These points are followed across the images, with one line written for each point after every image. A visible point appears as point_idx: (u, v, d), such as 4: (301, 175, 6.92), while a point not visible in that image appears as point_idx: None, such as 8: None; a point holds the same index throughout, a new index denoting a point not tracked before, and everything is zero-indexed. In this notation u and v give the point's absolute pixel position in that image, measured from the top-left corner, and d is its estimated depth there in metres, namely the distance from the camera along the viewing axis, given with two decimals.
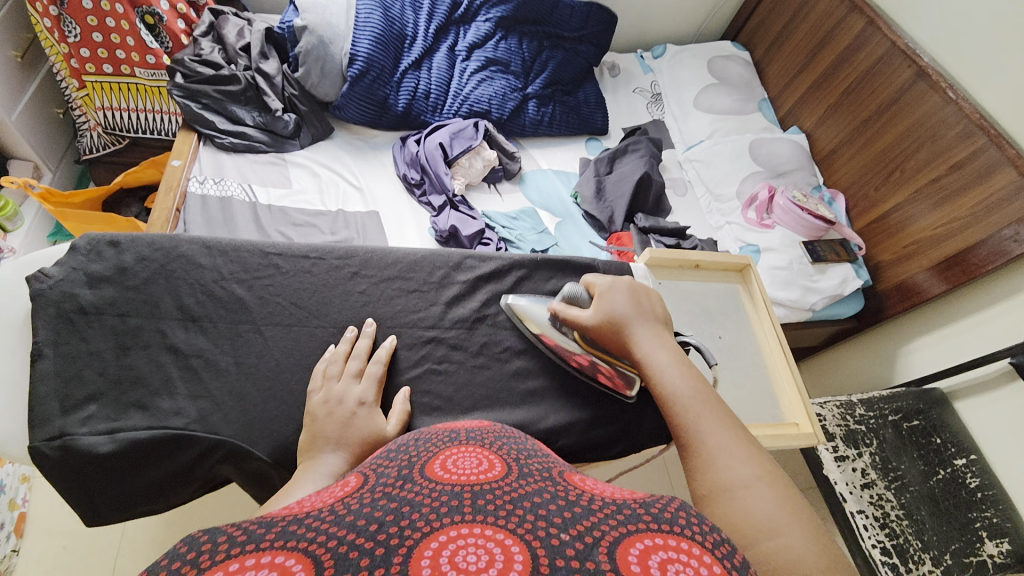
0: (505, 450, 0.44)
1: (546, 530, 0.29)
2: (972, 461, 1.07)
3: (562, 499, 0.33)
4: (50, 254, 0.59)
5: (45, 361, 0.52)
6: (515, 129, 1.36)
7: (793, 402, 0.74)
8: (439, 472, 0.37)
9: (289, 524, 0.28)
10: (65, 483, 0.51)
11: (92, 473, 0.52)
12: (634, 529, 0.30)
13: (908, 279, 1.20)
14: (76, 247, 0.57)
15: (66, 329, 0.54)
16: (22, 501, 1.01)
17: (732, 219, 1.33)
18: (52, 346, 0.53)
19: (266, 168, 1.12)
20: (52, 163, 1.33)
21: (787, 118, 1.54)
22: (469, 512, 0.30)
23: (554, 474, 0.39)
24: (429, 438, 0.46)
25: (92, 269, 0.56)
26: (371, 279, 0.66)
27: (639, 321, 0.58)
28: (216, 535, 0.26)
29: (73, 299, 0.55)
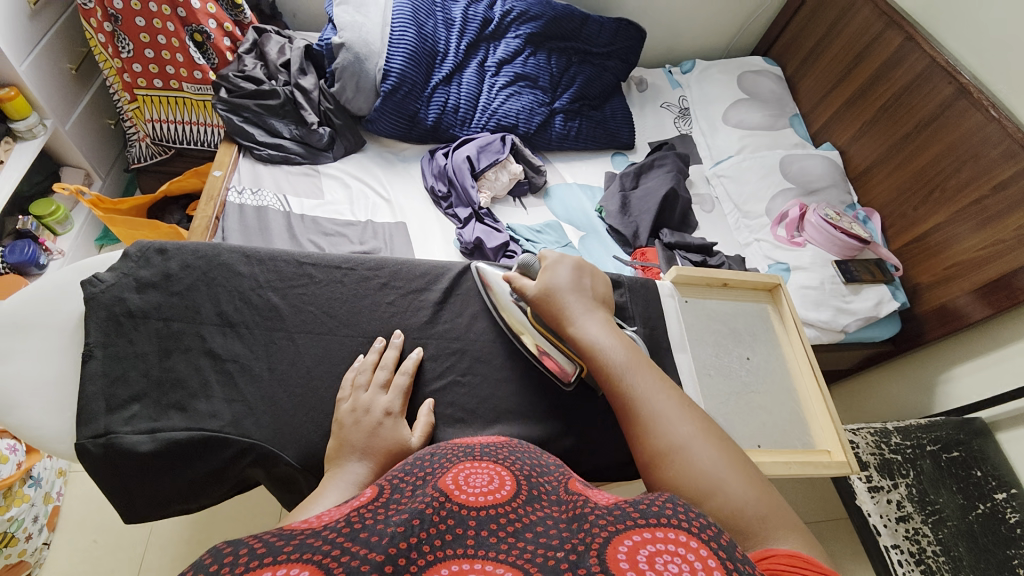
0: (518, 467, 0.44)
1: (544, 558, 0.29)
2: (1013, 495, 1.01)
3: (564, 523, 0.33)
4: (103, 260, 0.62)
5: (94, 361, 0.56)
6: (541, 142, 1.38)
7: (824, 428, 0.72)
8: (450, 486, 0.37)
9: (307, 536, 0.29)
10: (106, 479, 0.54)
11: (131, 471, 0.54)
12: (624, 527, 0.30)
13: (949, 303, 1.15)
14: (128, 254, 0.60)
15: (114, 332, 0.57)
16: (57, 494, 1.06)
17: (760, 236, 1.30)
18: (101, 347, 0.56)
19: (301, 179, 1.16)
20: (102, 171, 1.41)
21: (819, 134, 1.51)
22: (472, 544, 0.30)
23: (561, 493, 0.39)
24: (445, 452, 0.46)
25: (142, 275, 0.59)
26: (400, 291, 0.67)
27: (574, 296, 0.59)
28: (239, 547, 0.27)
29: (122, 303, 0.58)
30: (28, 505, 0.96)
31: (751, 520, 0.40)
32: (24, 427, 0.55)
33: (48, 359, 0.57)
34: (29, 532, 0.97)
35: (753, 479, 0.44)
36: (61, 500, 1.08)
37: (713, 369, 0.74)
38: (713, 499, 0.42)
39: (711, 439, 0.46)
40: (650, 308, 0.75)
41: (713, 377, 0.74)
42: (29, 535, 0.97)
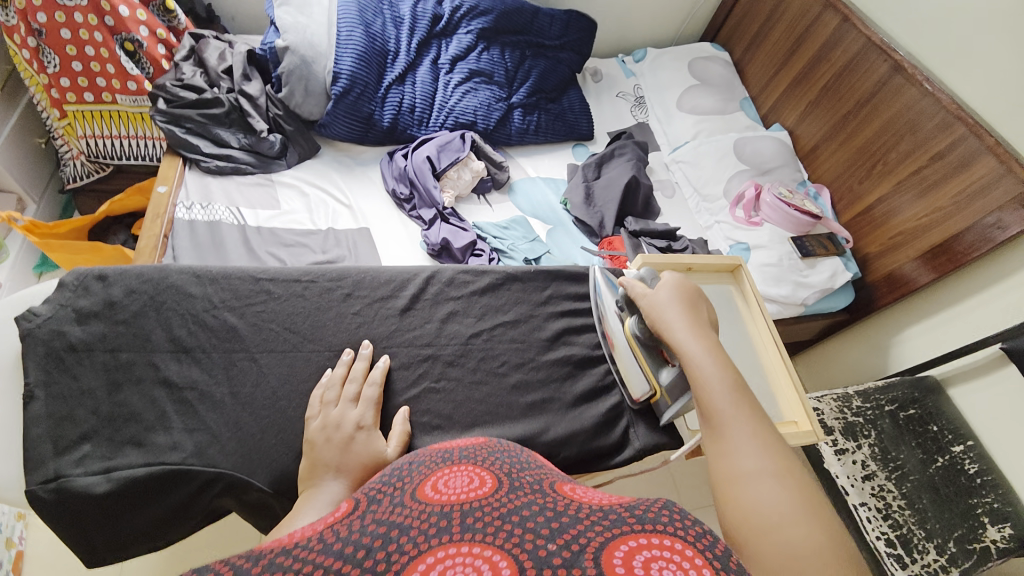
0: (498, 465, 0.43)
1: (533, 543, 0.29)
2: (969, 447, 1.07)
3: (551, 509, 0.33)
4: (38, 291, 0.58)
5: (38, 402, 0.52)
6: (501, 138, 1.37)
7: (791, 401, 0.75)
8: (430, 493, 0.36)
9: (277, 556, 0.28)
10: (61, 524, 0.50)
11: (90, 515, 0.51)
12: (618, 532, 0.30)
13: (897, 270, 1.22)
14: (65, 283, 0.56)
15: (56, 368, 0.53)
16: (19, 539, 1.00)
17: (720, 218, 1.34)
18: (43, 386, 0.53)
19: (254, 189, 1.11)
20: (37, 193, 1.32)
21: (768, 116, 1.57)
22: (457, 532, 0.30)
23: (544, 484, 0.39)
24: (423, 459, 0.45)
25: (81, 305, 0.56)
26: (365, 300, 0.65)
27: (683, 318, 0.58)
28: (206, 572, 0.25)
29: (62, 337, 0.54)
30: None
31: (778, 527, 0.39)
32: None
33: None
34: None
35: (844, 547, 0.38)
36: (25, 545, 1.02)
37: None
38: (765, 537, 0.39)
39: (786, 480, 0.43)
40: None
41: None
42: None
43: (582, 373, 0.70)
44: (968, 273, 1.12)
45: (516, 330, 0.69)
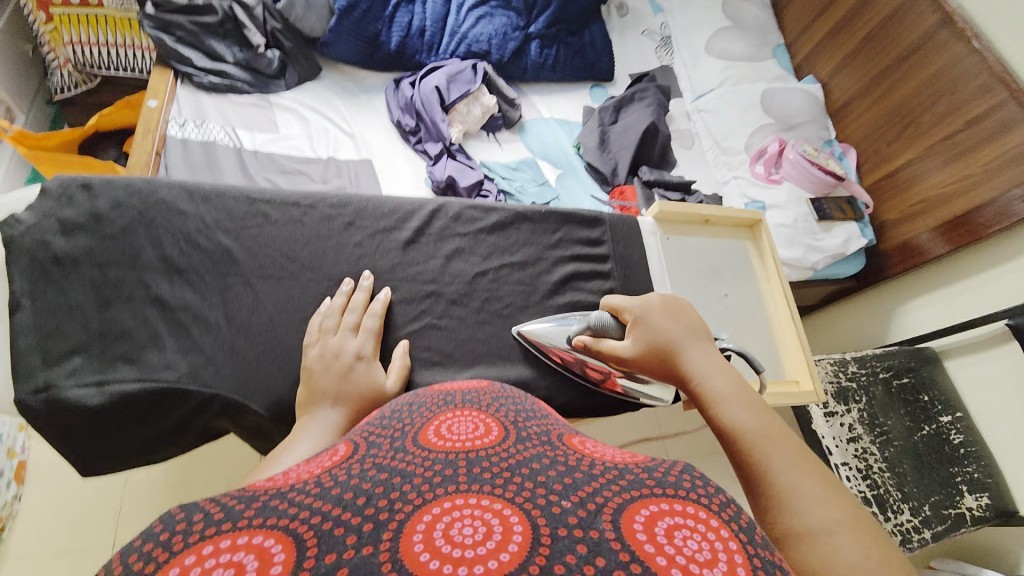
0: (503, 412, 0.42)
1: (545, 497, 0.27)
2: (958, 418, 1.10)
3: (560, 462, 0.32)
4: (21, 198, 0.53)
5: (23, 313, 0.49)
6: (516, 72, 1.28)
7: (795, 359, 0.74)
8: (433, 440, 0.36)
9: (270, 499, 0.27)
10: (54, 434, 0.49)
11: (84, 429, 0.50)
12: (638, 495, 0.27)
13: (912, 239, 1.19)
14: (47, 190, 0.52)
15: (42, 281, 0.50)
16: (20, 450, 1.03)
17: (739, 173, 1.27)
18: (29, 297, 0.50)
19: (250, 110, 1.04)
20: (25, 105, 1.25)
21: (801, 67, 1.46)
22: (463, 481, 0.29)
23: (551, 436, 0.38)
24: (425, 400, 0.45)
25: (67, 216, 0.52)
26: (366, 231, 0.62)
27: (688, 338, 0.54)
28: (195, 512, 0.25)
29: (47, 248, 0.51)
30: None
31: None
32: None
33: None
34: None
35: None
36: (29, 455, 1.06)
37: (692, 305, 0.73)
38: None
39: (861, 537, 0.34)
40: (631, 246, 0.73)
41: None
42: None
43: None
44: (985, 248, 1.09)
45: (523, 273, 0.67)
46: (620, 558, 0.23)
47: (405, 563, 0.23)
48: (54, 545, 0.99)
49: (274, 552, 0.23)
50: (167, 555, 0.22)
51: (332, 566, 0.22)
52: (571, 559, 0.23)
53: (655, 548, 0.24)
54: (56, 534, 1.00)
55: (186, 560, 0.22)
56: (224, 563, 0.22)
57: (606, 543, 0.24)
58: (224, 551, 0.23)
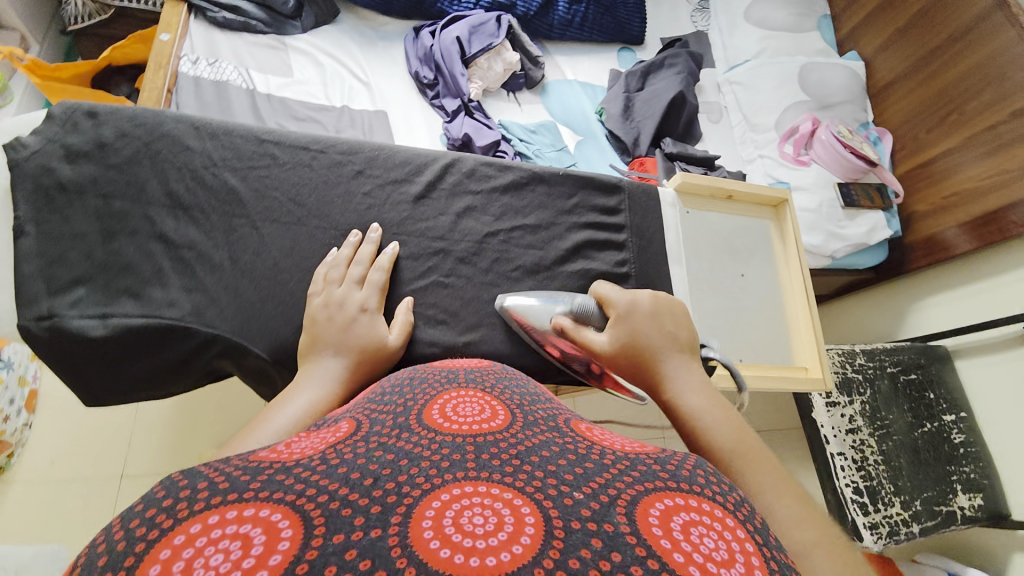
0: (507, 395, 0.41)
1: (558, 489, 0.26)
2: (960, 418, 1.11)
3: (573, 452, 0.30)
4: (26, 121, 0.52)
5: (28, 239, 0.48)
6: (541, 28, 1.23)
7: (806, 346, 0.73)
8: (439, 420, 0.34)
9: (276, 473, 0.25)
10: (59, 364, 0.50)
11: (88, 358, 0.50)
12: (652, 489, 0.27)
13: (938, 234, 1.14)
14: (52, 115, 0.51)
15: (46, 207, 0.49)
16: (32, 378, 1.06)
17: (765, 152, 1.22)
18: (33, 224, 0.49)
19: (265, 52, 1.01)
20: (39, 33, 1.24)
21: (845, 42, 1.37)
22: (472, 467, 0.28)
23: (560, 421, 0.37)
24: (426, 376, 0.44)
25: (71, 142, 0.51)
26: (376, 180, 0.61)
27: (666, 347, 0.50)
28: (198, 480, 0.24)
29: (51, 174, 0.50)
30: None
31: None
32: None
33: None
34: (6, 415, 0.98)
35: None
36: (40, 384, 1.09)
37: (707, 283, 0.72)
38: None
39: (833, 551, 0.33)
40: (648, 217, 0.70)
41: (707, 291, 0.71)
42: (5, 417, 0.97)
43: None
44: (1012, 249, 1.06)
45: (535, 236, 0.65)
46: (638, 555, 0.22)
47: (415, 550, 0.21)
48: (67, 469, 1.04)
49: (281, 528, 0.22)
50: (171, 522, 0.21)
51: (340, 548, 0.21)
52: (587, 553, 0.22)
53: (672, 545, 0.23)
54: (68, 459, 1.05)
55: (184, 534, 0.21)
56: (230, 535, 0.21)
57: (623, 539, 0.23)
58: (231, 523, 0.22)
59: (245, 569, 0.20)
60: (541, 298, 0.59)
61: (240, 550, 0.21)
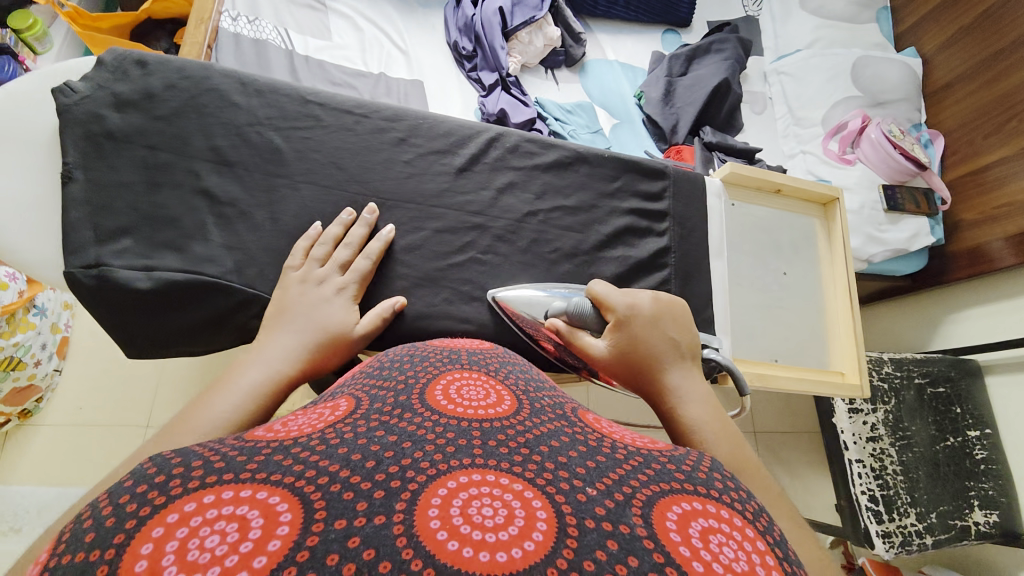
0: (513, 379, 0.40)
1: (569, 485, 0.25)
2: (985, 435, 1.08)
3: (583, 445, 0.29)
4: (77, 67, 0.52)
5: (76, 184, 0.49)
6: (586, 4, 1.20)
7: (845, 350, 0.71)
8: (442, 401, 0.33)
9: (274, 453, 0.25)
10: (104, 311, 0.51)
11: (131, 308, 0.51)
12: (668, 490, 0.26)
13: (984, 245, 1.09)
14: (104, 62, 0.52)
15: (94, 154, 0.50)
16: (64, 326, 1.08)
17: (808, 148, 1.18)
18: (82, 169, 0.50)
19: (305, 13, 1.00)
20: None
21: (904, 37, 1.29)
22: (479, 454, 0.27)
23: (567, 411, 0.35)
24: (426, 355, 0.43)
25: (120, 90, 0.51)
26: (418, 149, 0.60)
27: (666, 350, 0.47)
28: (192, 459, 0.24)
29: (100, 121, 0.50)
30: (34, 333, 0.96)
31: None
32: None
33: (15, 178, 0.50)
34: (38, 359, 0.99)
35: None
36: (71, 330, 1.11)
37: (748, 278, 0.70)
38: None
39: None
40: (692, 206, 0.68)
41: (747, 286, 0.69)
42: (38, 361, 0.99)
43: (633, 280, 0.64)
44: None
45: (574, 219, 0.63)
46: (655, 560, 0.22)
47: (422, 541, 0.21)
48: (96, 414, 1.08)
49: (280, 512, 0.21)
50: (164, 500, 0.22)
51: (342, 534, 0.20)
52: (603, 556, 0.21)
53: (691, 552, 0.22)
54: (97, 405, 1.08)
55: (179, 512, 0.21)
56: (226, 517, 0.21)
57: (639, 542, 0.22)
58: (227, 505, 0.21)
59: (243, 553, 0.20)
60: (534, 291, 0.57)
61: (237, 533, 0.20)
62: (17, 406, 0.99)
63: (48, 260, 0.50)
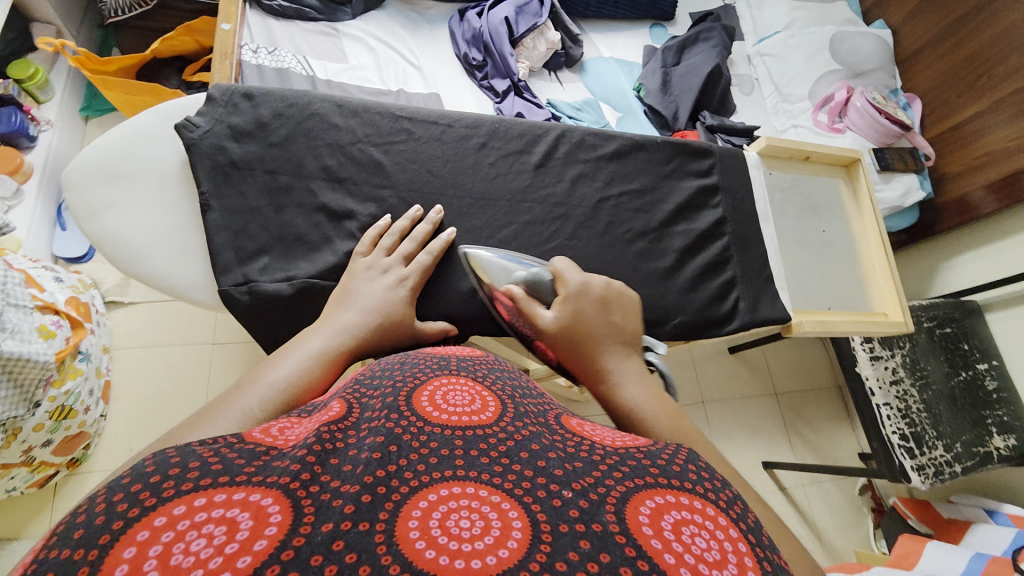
0: (502, 383, 0.38)
1: (548, 491, 0.26)
2: (993, 366, 1.17)
3: (565, 449, 0.29)
4: (186, 107, 0.59)
5: (213, 213, 0.56)
6: (577, 7, 1.24)
7: (885, 293, 0.78)
8: (428, 403, 0.32)
9: (273, 458, 0.26)
10: (255, 321, 0.58)
11: (277, 315, 0.57)
12: (643, 485, 0.27)
13: (967, 195, 1.19)
14: (213, 98, 0.58)
15: (224, 183, 0.57)
16: (106, 370, 1.09)
17: (799, 122, 1.25)
18: (216, 199, 0.56)
19: (319, 38, 1.03)
20: (75, 28, 1.26)
21: (872, 11, 1.39)
22: (462, 462, 0.27)
23: (552, 415, 0.34)
24: (418, 361, 0.38)
25: (235, 122, 0.58)
26: (498, 152, 0.66)
27: (607, 336, 0.46)
28: (190, 459, 0.24)
29: (224, 152, 0.57)
30: (82, 379, 0.97)
31: None
32: (152, 278, 0.56)
33: (155, 211, 0.57)
34: (88, 405, 1.00)
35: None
36: (112, 374, 1.12)
37: (792, 237, 0.77)
38: None
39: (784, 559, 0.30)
40: (738, 179, 0.74)
41: (793, 245, 0.77)
42: (86, 407, 1.00)
43: (699, 250, 0.70)
44: None
45: (641, 201, 0.69)
46: (626, 555, 0.23)
47: (401, 548, 0.22)
48: None
49: (270, 513, 0.22)
50: (154, 501, 0.22)
51: (328, 537, 0.21)
52: (575, 556, 0.22)
53: (664, 546, 0.24)
54: (147, 443, 1.09)
55: (168, 515, 0.22)
56: (214, 520, 0.22)
57: (612, 538, 0.23)
58: (217, 507, 0.22)
59: (228, 554, 0.20)
60: (502, 262, 0.57)
61: (225, 535, 0.21)
62: (67, 454, 0.99)
63: (201, 283, 0.57)
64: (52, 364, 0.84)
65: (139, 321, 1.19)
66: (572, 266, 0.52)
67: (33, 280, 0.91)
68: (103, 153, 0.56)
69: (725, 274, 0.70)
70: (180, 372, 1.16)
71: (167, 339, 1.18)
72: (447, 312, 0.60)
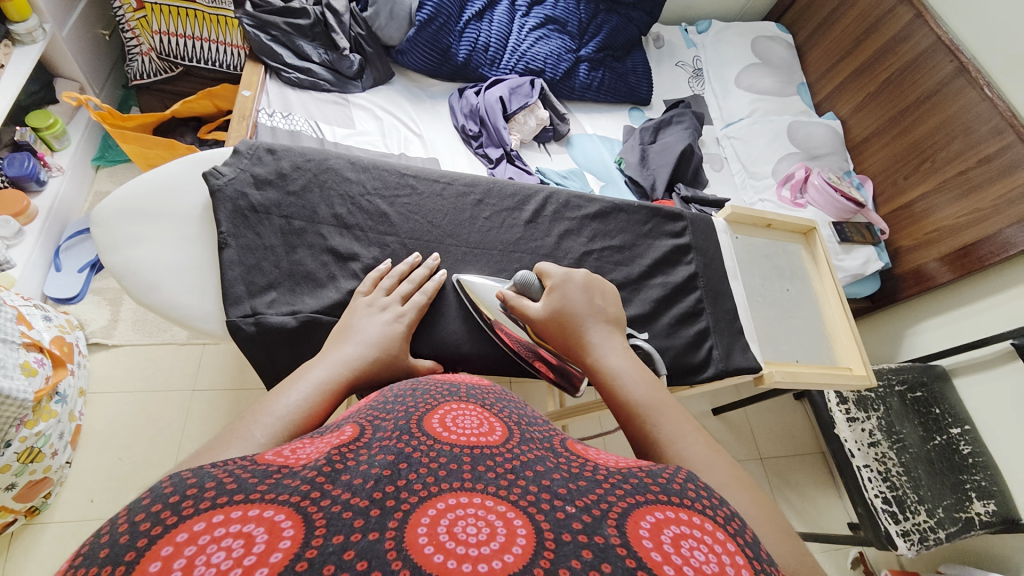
0: (507, 412, 0.40)
1: (550, 503, 0.27)
2: (965, 430, 1.21)
3: (568, 470, 0.31)
4: (214, 156, 0.66)
5: (231, 250, 0.60)
6: (564, 90, 1.38)
7: (848, 349, 0.83)
8: (437, 428, 0.34)
9: (285, 476, 0.26)
10: (256, 352, 0.60)
11: (278, 347, 0.60)
12: (643, 500, 0.28)
13: (922, 266, 1.30)
14: (240, 151, 0.64)
15: (242, 224, 0.62)
16: (78, 414, 1.06)
17: (765, 197, 1.37)
18: (233, 237, 0.61)
19: (330, 107, 1.13)
20: (97, 86, 1.36)
21: (822, 105, 1.58)
22: (469, 478, 0.28)
23: (557, 441, 0.36)
24: (428, 388, 0.42)
25: (257, 172, 0.64)
26: (493, 208, 0.72)
27: (592, 317, 0.56)
28: (206, 479, 0.25)
29: (245, 198, 0.62)
30: (55, 421, 0.94)
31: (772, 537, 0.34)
32: (166, 309, 0.60)
33: (179, 247, 0.62)
34: (55, 449, 0.96)
35: (801, 554, 0.34)
36: (84, 420, 1.09)
37: (759, 294, 0.83)
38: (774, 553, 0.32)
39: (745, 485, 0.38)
40: (709, 240, 0.81)
41: (761, 301, 0.83)
42: (55, 451, 0.96)
43: (674, 301, 0.75)
44: (977, 281, 1.23)
45: (621, 255, 0.75)
46: (628, 565, 0.23)
47: (411, 553, 0.23)
48: (110, 504, 1.03)
49: (283, 528, 0.23)
50: (175, 519, 0.23)
51: (339, 547, 0.22)
52: (577, 563, 0.23)
53: (662, 557, 0.24)
54: (110, 495, 1.04)
55: (188, 531, 0.22)
56: (233, 534, 0.22)
57: (613, 550, 0.24)
58: (234, 522, 0.23)
59: (247, 565, 0.21)
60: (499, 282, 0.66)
61: (243, 547, 0.22)
62: (27, 502, 0.93)
63: (211, 314, 0.61)
64: (30, 403, 0.84)
65: (120, 365, 1.17)
66: (556, 267, 0.62)
67: (24, 318, 0.92)
68: (126, 196, 0.62)
69: (700, 324, 0.75)
70: (154, 418, 1.13)
71: (145, 385, 1.16)
72: (440, 350, 0.64)
